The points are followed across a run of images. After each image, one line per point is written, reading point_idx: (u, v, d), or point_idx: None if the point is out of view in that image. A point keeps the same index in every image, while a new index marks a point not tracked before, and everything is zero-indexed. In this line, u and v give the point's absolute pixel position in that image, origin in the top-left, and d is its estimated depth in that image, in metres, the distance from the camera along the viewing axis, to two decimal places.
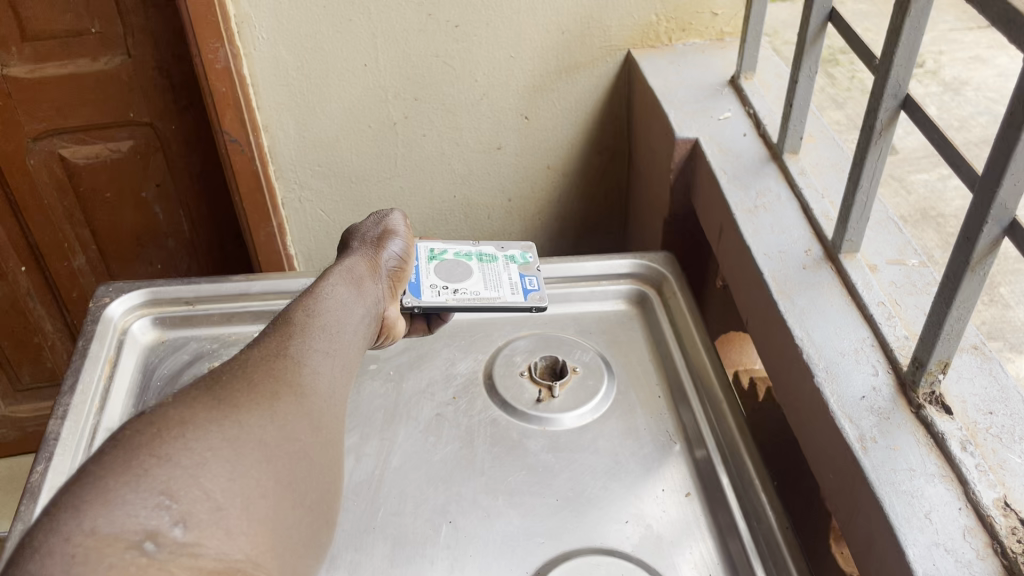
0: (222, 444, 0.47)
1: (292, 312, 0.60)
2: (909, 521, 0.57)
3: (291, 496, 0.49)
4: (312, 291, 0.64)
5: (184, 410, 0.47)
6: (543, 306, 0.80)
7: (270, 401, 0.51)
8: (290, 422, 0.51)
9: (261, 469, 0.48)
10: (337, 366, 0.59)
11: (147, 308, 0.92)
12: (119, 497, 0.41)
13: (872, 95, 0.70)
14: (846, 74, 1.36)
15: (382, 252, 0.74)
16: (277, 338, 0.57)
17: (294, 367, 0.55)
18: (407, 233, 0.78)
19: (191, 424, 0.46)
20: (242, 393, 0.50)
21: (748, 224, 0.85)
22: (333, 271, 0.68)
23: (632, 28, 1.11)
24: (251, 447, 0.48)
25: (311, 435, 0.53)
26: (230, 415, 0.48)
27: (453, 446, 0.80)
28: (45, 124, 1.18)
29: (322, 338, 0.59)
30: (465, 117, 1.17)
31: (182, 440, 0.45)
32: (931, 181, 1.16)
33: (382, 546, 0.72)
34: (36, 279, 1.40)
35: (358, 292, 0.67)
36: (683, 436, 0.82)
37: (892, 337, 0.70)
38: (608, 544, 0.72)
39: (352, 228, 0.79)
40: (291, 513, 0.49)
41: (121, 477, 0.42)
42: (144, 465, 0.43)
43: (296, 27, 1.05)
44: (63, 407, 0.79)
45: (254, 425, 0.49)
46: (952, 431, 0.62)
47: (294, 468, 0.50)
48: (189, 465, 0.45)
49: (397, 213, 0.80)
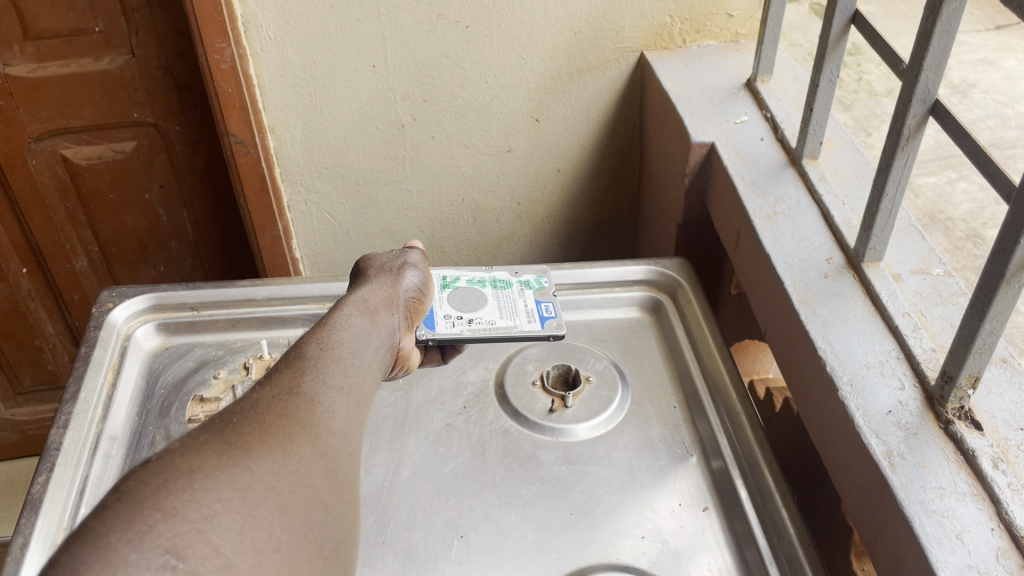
0: (233, 495, 0.44)
1: (305, 346, 0.59)
2: (940, 542, 0.54)
3: (307, 545, 0.47)
4: (325, 322, 0.63)
5: (193, 457, 0.45)
6: (560, 334, 0.78)
7: (282, 444, 0.49)
8: (304, 469, 0.49)
9: (274, 519, 0.45)
10: (352, 402, 0.57)
11: (151, 314, 0.90)
12: (122, 559, 0.39)
13: (900, 99, 0.68)
14: (853, 77, 1.32)
15: (402, 282, 0.73)
16: (290, 373, 0.55)
17: (307, 405, 0.53)
18: (425, 267, 0.77)
19: (200, 473, 0.44)
20: (254, 438, 0.48)
21: (768, 231, 0.83)
22: (347, 301, 0.66)
23: (645, 29, 1.09)
24: (263, 496, 0.46)
25: (326, 479, 0.50)
26: (240, 462, 0.46)
27: (463, 458, 0.78)
28: (48, 124, 1.17)
29: (336, 372, 0.58)
30: (475, 120, 1.15)
31: (190, 492, 0.43)
32: (939, 184, 1.12)
33: (392, 560, 0.70)
34: (38, 280, 1.38)
35: (374, 322, 0.65)
36: (699, 448, 0.80)
37: (918, 350, 0.68)
38: (624, 560, 0.70)
39: (367, 258, 0.77)
40: (307, 564, 0.46)
41: (124, 536, 0.40)
42: (148, 521, 0.41)
43: (304, 27, 1.03)
44: (65, 416, 0.77)
45: (266, 471, 0.47)
46: (983, 448, 0.60)
47: (309, 516, 0.48)
48: (197, 519, 0.42)
49: (416, 250, 0.79)
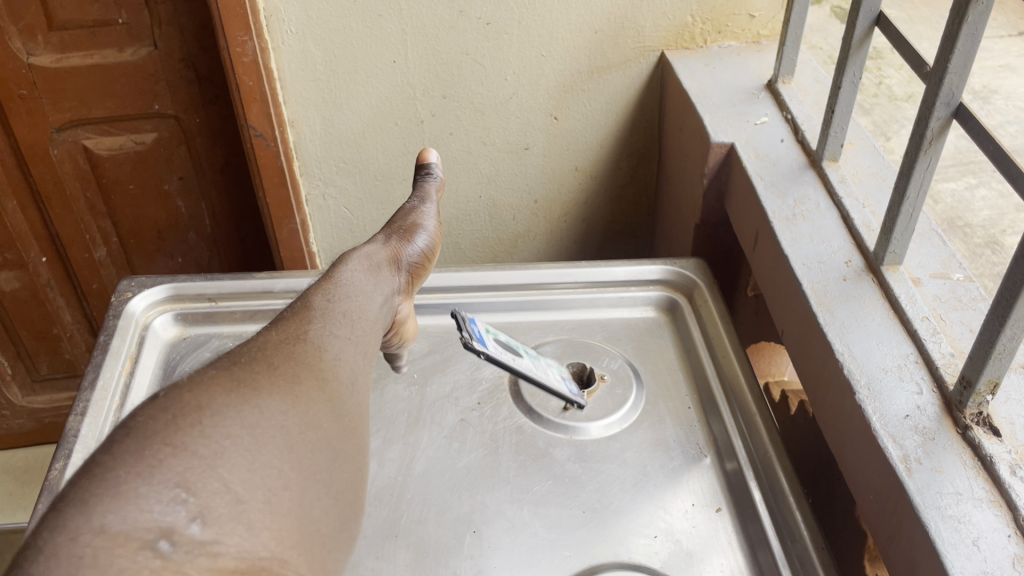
0: (242, 432, 0.43)
1: (313, 295, 0.58)
2: (956, 548, 0.54)
3: (315, 484, 0.45)
4: (331, 274, 0.62)
5: (202, 393, 0.44)
6: (582, 404, 0.82)
7: (291, 385, 0.48)
8: (312, 410, 0.48)
9: (283, 458, 0.44)
10: (359, 353, 0.56)
11: (169, 304, 0.91)
12: (132, 491, 0.38)
13: (923, 103, 0.67)
14: (873, 80, 1.32)
15: (408, 243, 0.72)
16: (295, 322, 0.54)
17: (313, 352, 0.52)
18: (436, 230, 0.76)
19: (209, 409, 0.43)
20: (262, 377, 0.47)
21: (787, 232, 0.82)
22: (352, 257, 0.66)
23: (666, 28, 1.09)
24: (273, 434, 0.44)
25: (334, 421, 0.49)
26: (250, 400, 0.45)
27: (477, 452, 0.79)
28: (70, 114, 1.17)
29: (343, 323, 0.57)
30: (494, 117, 1.15)
31: (199, 428, 0.42)
32: (958, 191, 1.11)
33: (405, 554, 0.70)
34: (57, 269, 1.39)
35: (377, 279, 0.65)
36: (714, 448, 0.79)
37: (937, 354, 0.67)
38: (635, 559, 0.70)
39: (387, 214, 0.77)
40: (317, 504, 0.44)
41: (134, 469, 0.39)
42: (158, 455, 0.40)
43: (325, 22, 1.03)
44: (83, 404, 0.77)
45: (276, 410, 0.45)
46: (1001, 454, 0.59)
47: (318, 456, 0.46)
48: (207, 455, 0.41)
49: (431, 210, 0.78)
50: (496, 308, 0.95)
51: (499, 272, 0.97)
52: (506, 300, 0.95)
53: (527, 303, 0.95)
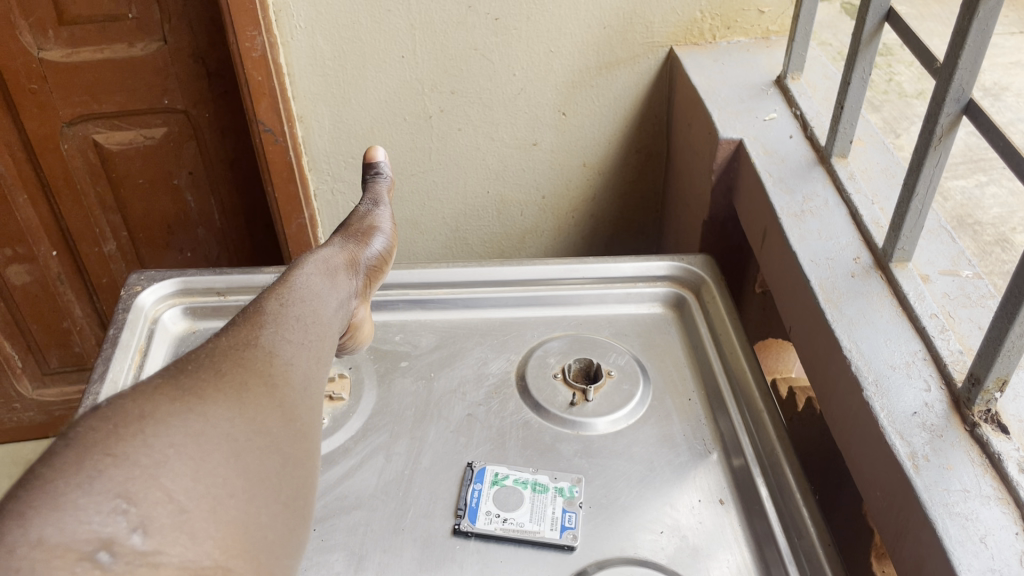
0: (185, 441, 0.43)
1: (265, 301, 0.59)
2: (964, 546, 0.54)
3: (263, 490, 0.45)
4: (286, 279, 0.64)
5: (145, 403, 0.44)
6: None
7: (239, 391, 0.48)
8: (259, 416, 0.48)
9: (228, 466, 0.44)
10: (312, 357, 0.57)
11: (177, 298, 0.91)
12: (71, 502, 0.38)
13: (934, 98, 0.67)
14: (884, 77, 1.31)
15: (365, 247, 0.76)
16: (247, 326, 0.55)
17: (264, 356, 0.53)
18: (392, 232, 0.81)
19: (151, 419, 0.43)
20: (209, 384, 0.48)
21: (795, 229, 0.82)
22: (309, 261, 0.68)
23: (674, 24, 1.08)
24: (218, 443, 0.44)
25: (282, 428, 0.49)
26: (194, 408, 0.45)
27: (485, 446, 0.79)
28: (80, 109, 1.18)
29: (295, 327, 0.58)
30: (502, 113, 1.15)
31: (142, 438, 0.42)
32: (968, 188, 1.10)
33: (412, 548, 0.70)
34: (67, 262, 1.40)
35: (333, 282, 0.67)
36: (720, 445, 0.79)
37: (945, 351, 0.67)
38: (641, 554, 0.70)
39: (345, 219, 0.81)
40: (265, 510, 0.44)
41: (73, 480, 0.39)
42: (98, 465, 0.40)
43: (334, 17, 1.03)
44: (93, 396, 0.78)
45: (220, 418, 0.46)
46: (1009, 452, 0.59)
47: (266, 463, 0.46)
48: (149, 464, 0.41)
49: (386, 212, 0.83)
50: (504, 303, 0.95)
51: (508, 268, 0.97)
52: (514, 295, 0.95)
53: (535, 300, 0.95)
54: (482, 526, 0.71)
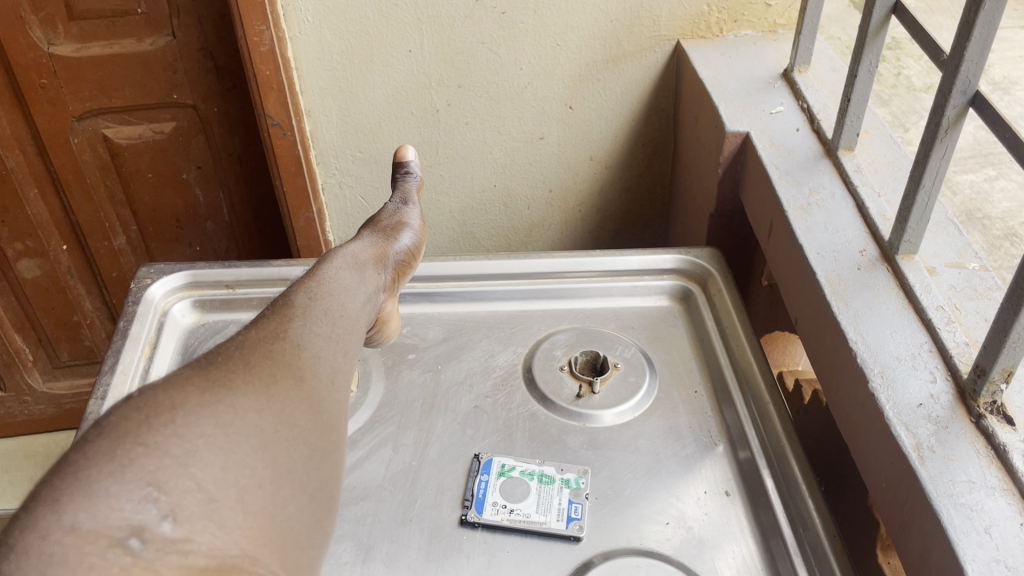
0: (216, 432, 0.43)
1: (293, 295, 0.60)
2: (968, 536, 0.54)
3: (290, 482, 0.45)
4: (314, 274, 0.64)
5: (176, 394, 0.44)
6: None
7: (267, 384, 0.49)
8: (288, 409, 0.48)
9: (257, 457, 0.44)
10: (340, 351, 0.57)
11: (187, 291, 0.92)
12: (104, 490, 0.38)
13: (940, 90, 0.67)
14: (892, 71, 1.31)
15: (394, 243, 0.77)
16: (277, 320, 0.56)
17: (292, 350, 0.53)
18: (420, 229, 0.82)
19: (182, 410, 0.43)
20: (239, 376, 0.48)
21: (801, 221, 0.82)
22: (337, 255, 0.69)
23: (682, 17, 1.08)
24: (247, 434, 0.44)
25: (312, 420, 0.49)
26: (223, 400, 0.45)
27: (491, 438, 0.79)
28: (90, 104, 1.19)
29: (324, 321, 0.58)
30: (509, 107, 1.15)
31: (172, 428, 0.42)
32: (977, 182, 1.10)
33: (418, 538, 0.71)
34: (77, 257, 1.41)
35: (362, 277, 0.67)
36: (726, 437, 0.80)
37: (951, 343, 0.67)
38: (647, 545, 0.70)
39: (373, 216, 0.82)
40: (291, 501, 0.44)
41: (105, 468, 0.39)
42: (129, 454, 0.40)
43: (341, 11, 1.04)
44: (103, 387, 0.78)
45: (250, 410, 0.46)
46: (1014, 443, 0.59)
47: (293, 455, 0.46)
48: (179, 454, 0.41)
49: (415, 210, 0.84)
50: (511, 296, 0.96)
51: (514, 261, 0.97)
52: (520, 288, 0.96)
53: (540, 292, 0.96)
54: (489, 516, 0.72)
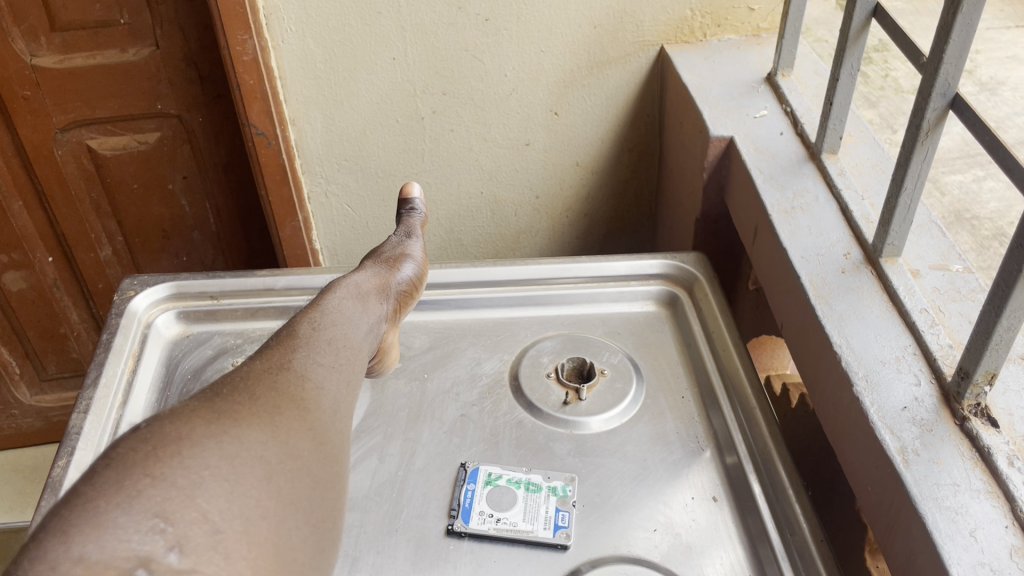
0: (220, 463, 0.43)
1: (298, 325, 0.60)
2: (953, 539, 0.54)
3: (295, 513, 0.44)
4: (317, 303, 0.64)
5: (182, 425, 0.44)
6: None
7: (271, 415, 0.48)
8: (292, 440, 0.47)
9: (261, 488, 0.43)
10: (343, 381, 0.57)
11: (171, 302, 0.92)
12: (112, 521, 0.38)
13: (919, 95, 0.67)
14: (880, 73, 1.31)
15: (396, 273, 0.76)
16: (281, 350, 0.56)
17: (296, 380, 0.53)
18: (423, 261, 0.81)
19: (188, 441, 0.43)
20: (244, 407, 0.47)
21: (786, 225, 0.82)
22: (341, 285, 0.69)
23: (665, 22, 1.09)
24: (251, 465, 0.44)
25: (315, 451, 0.48)
26: (229, 431, 0.45)
27: (478, 447, 0.79)
28: (73, 115, 1.18)
29: (328, 352, 0.58)
30: (494, 114, 1.15)
31: (179, 459, 0.42)
32: (966, 183, 1.10)
33: (404, 548, 0.71)
34: (63, 268, 1.40)
35: (365, 306, 0.67)
36: (714, 443, 0.79)
37: (935, 346, 0.67)
38: (635, 552, 0.70)
39: (377, 248, 0.82)
40: (296, 532, 0.44)
41: (113, 500, 0.39)
42: (137, 486, 0.39)
43: (324, 20, 1.04)
44: (86, 402, 0.78)
45: (254, 441, 0.45)
46: (999, 445, 0.59)
47: (297, 486, 0.45)
48: (186, 485, 0.41)
49: (418, 243, 0.83)
50: (498, 303, 0.95)
51: (500, 268, 0.97)
52: (506, 296, 0.95)
53: (527, 299, 0.95)
54: (475, 526, 0.72)
